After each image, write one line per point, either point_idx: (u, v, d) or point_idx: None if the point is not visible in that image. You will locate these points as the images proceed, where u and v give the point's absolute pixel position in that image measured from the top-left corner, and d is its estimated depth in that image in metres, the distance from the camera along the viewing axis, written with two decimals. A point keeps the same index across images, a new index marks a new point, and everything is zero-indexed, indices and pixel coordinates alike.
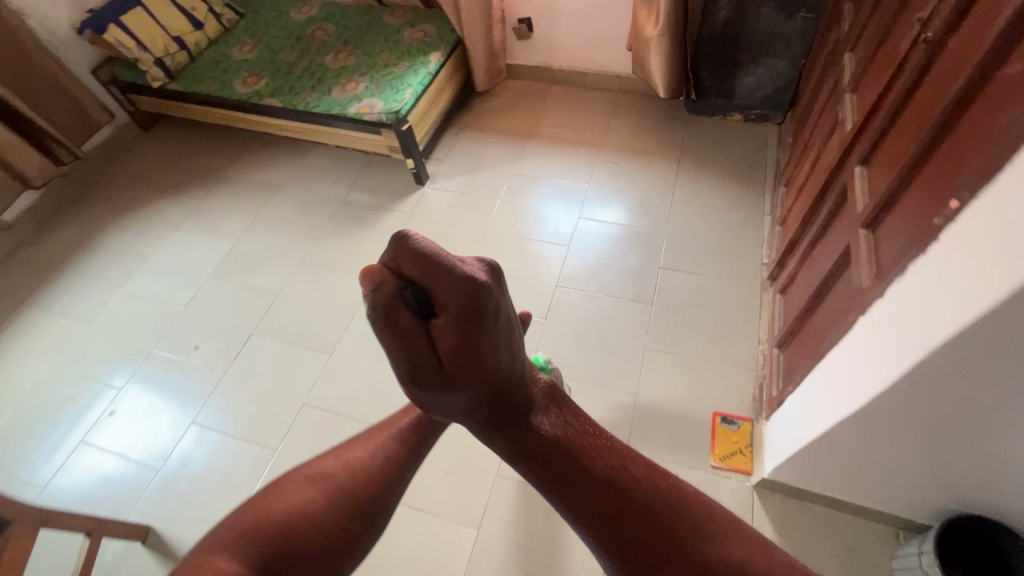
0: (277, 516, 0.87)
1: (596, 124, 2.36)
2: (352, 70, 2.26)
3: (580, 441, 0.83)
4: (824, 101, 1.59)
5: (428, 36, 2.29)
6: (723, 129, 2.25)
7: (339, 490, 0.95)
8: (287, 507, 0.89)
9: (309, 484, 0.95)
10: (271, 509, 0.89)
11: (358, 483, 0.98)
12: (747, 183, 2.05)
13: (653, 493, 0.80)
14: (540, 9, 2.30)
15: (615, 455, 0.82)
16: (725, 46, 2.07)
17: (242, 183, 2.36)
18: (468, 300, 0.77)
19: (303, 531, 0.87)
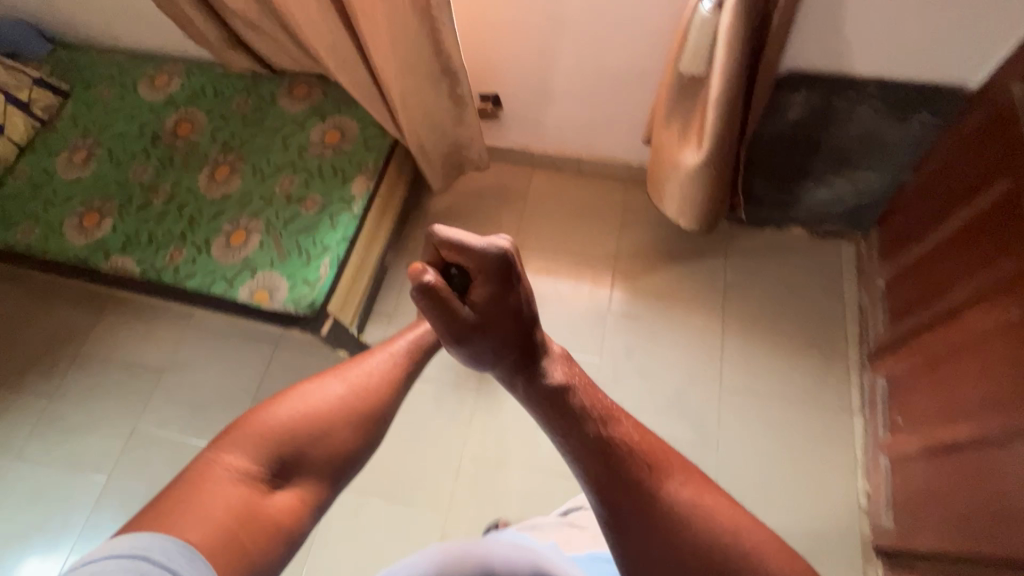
0: (280, 441, 0.73)
1: (598, 240, 1.70)
2: (237, 208, 1.51)
3: (592, 399, 0.68)
4: (990, 331, 1.00)
5: (349, 141, 1.53)
6: (781, 250, 1.61)
7: (348, 413, 0.78)
8: (293, 417, 0.75)
9: (319, 392, 0.79)
10: (266, 433, 0.73)
11: (370, 382, 0.82)
12: (819, 351, 1.47)
13: (653, 479, 0.64)
14: (515, 81, 1.56)
15: (633, 454, 0.65)
16: (792, 151, 1.40)
17: (104, 365, 1.66)
18: (506, 281, 0.71)
19: (311, 444, 0.75)
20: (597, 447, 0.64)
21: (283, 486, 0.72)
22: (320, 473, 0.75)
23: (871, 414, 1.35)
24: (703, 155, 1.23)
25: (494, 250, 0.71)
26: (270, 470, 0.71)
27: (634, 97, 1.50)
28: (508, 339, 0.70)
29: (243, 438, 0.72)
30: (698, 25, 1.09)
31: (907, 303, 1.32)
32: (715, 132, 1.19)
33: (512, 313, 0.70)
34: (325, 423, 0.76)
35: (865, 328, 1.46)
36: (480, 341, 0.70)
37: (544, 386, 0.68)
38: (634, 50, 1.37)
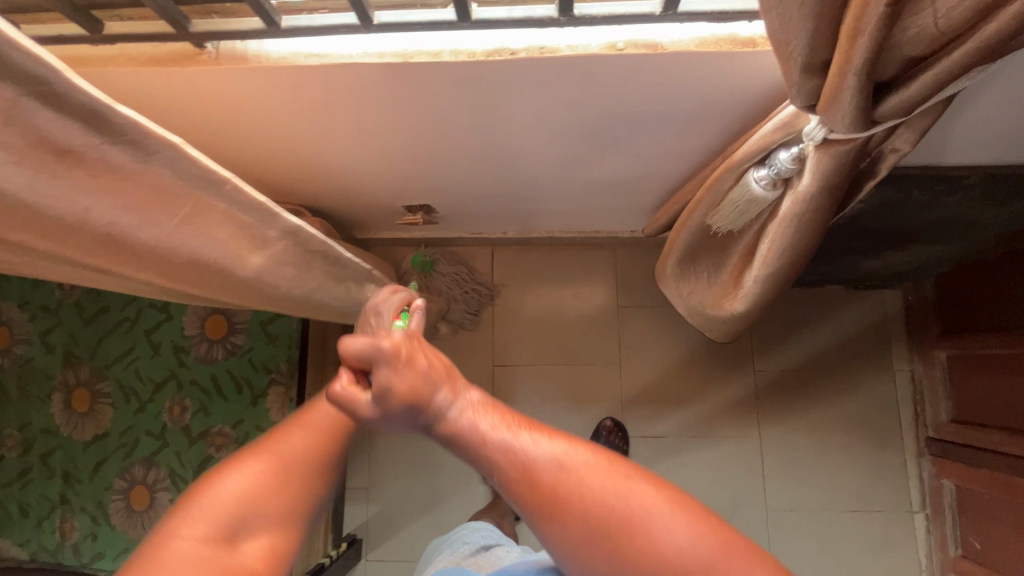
0: (247, 499, 0.47)
1: (591, 336, 1.38)
2: (123, 454, 1.11)
3: (492, 450, 0.46)
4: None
5: (241, 331, 1.09)
6: (813, 313, 1.33)
7: (340, 450, 0.53)
8: (258, 475, 0.48)
9: (286, 437, 0.52)
10: (224, 501, 0.46)
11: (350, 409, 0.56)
12: (869, 441, 1.28)
13: (534, 451, 0.46)
14: (447, 198, 1.07)
15: (507, 428, 0.47)
16: (845, 236, 1.04)
17: None
18: (403, 363, 0.45)
19: (285, 502, 0.49)
20: (471, 439, 0.46)
21: (250, 551, 0.45)
22: (295, 522, 0.49)
23: (936, 516, 1.20)
24: (739, 307, 0.84)
25: (388, 345, 0.46)
26: (226, 534, 0.45)
27: (621, 200, 1.05)
28: (419, 413, 0.46)
29: (198, 510, 0.45)
30: (741, 194, 0.68)
31: (985, 406, 1.09)
32: (756, 290, 0.80)
33: (414, 395, 0.45)
34: (298, 475, 0.50)
35: (920, 405, 1.26)
36: (388, 425, 0.46)
37: (437, 430, 0.47)
38: (623, 171, 0.91)
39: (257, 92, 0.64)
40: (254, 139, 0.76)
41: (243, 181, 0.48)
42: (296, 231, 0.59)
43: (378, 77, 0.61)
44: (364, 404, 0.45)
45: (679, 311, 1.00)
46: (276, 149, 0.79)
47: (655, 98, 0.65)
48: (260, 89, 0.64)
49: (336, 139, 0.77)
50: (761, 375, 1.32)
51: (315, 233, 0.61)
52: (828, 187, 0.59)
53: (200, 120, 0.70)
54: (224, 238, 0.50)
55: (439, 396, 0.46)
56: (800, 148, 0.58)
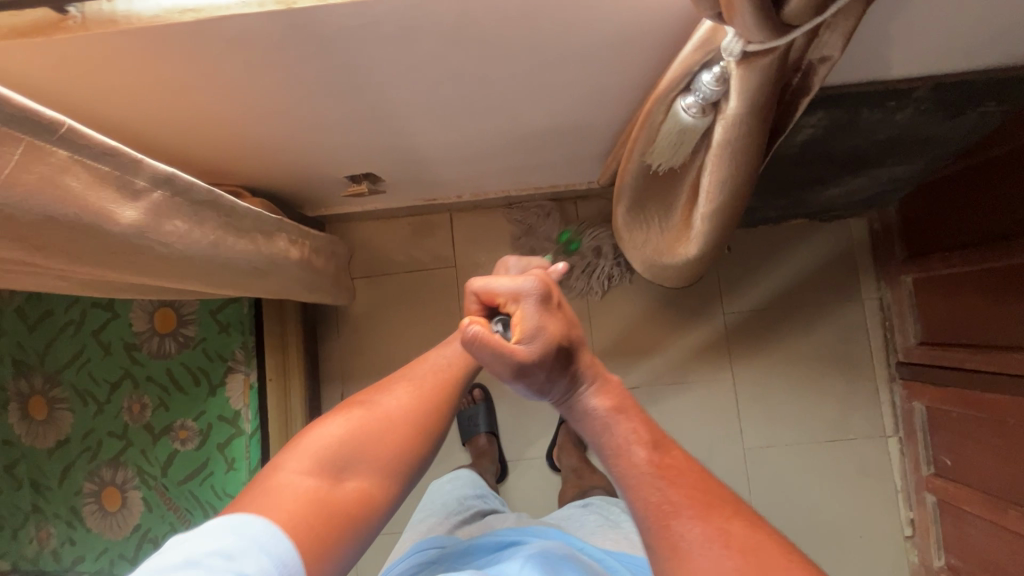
0: (353, 435, 0.61)
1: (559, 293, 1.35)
2: (88, 457, 1.08)
3: (635, 443, 0.53)
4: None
5: (191, 322, 1.05)
6: (779, 250, 1.31)
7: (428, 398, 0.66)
8: (353, 422, 0.62)
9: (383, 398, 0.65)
10: (321, 441, 0.60)
11: (443, 375, 0.69)
12: (842, 372, 1.28)
13: (674, 504, 0.47)
14: (389, 163, 1.02)
15: (619, 418, 0.55)
16: (801, 166, 1.00)
17: None
18: (551, 305, 0.60)
19: (374, 451, 0.61)
20: (613, 443, 0.54)
21: (348, 485, 0.58)
22: (388, 472, 0.62)
23: (909, 437, 1.21)
24: (694, 251, 0.81)
25: (533, 286, 0.60)
26: (330, 466, 0.58)
27: (567, 149, 1.01)
28: (554, 360, 0.56)
29: (302, 448, 0.59)
30: (672, 126, 0.65)
31: (952, 325, 1.08)
32: (707, 231, 0.77)
33: (560, 340, 0.57)
34: (383, 430, 0.62)
35: (890, 332, 1.26)
36: (525, 372, 0.55)
37: (569, 398, 0.58)
38: (562, 117, 0.87)
39: (140, 58, 0.59)
40: (159, 114, 0.71)
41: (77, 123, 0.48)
42: (163, 177, 0.60)
43: (264, 27, 0.56)
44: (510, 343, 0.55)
45: (635, 262, 0.96)
46: (186, 124, 0.74)
47: (565, 29, 0.60)
48: (135, 52, 0.58)
49: (247, 106, 0.72)
50: (732, 317, 1.31)
51: (184, 176, 0.62)
52: (755, 107, 0.55)
53: (88, 98, 0.65)
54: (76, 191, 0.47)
55: (572, 350, 0.58)
56: (721, 66, 0.54)
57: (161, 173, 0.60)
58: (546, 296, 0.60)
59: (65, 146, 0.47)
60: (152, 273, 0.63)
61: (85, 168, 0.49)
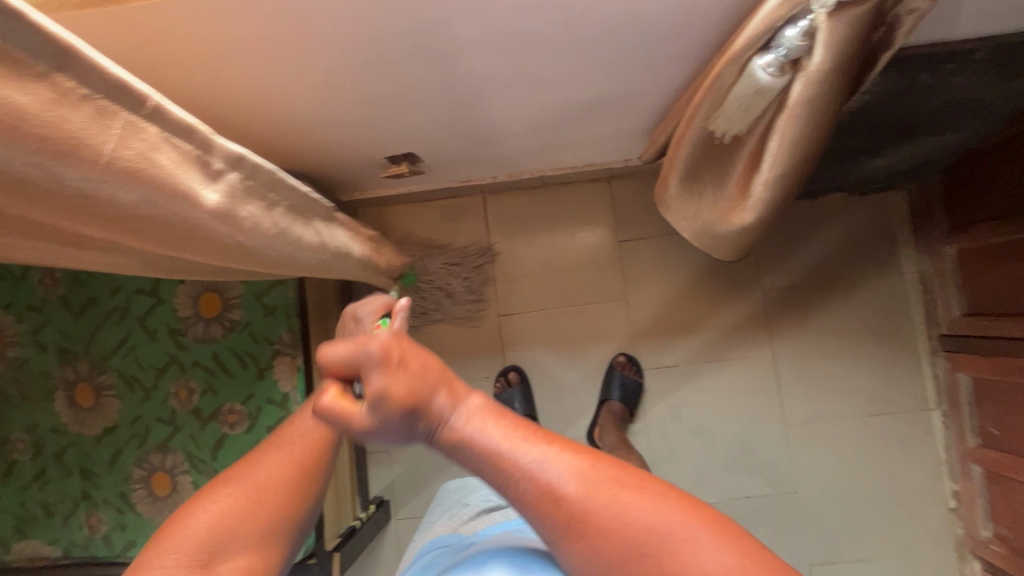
0: (237, 510, 0.56)
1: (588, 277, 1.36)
2: (137, 443, 1.09)
3: (541, 478, 0.43)
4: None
5: (237, 306, 1.05)
6: (817, 224, 1.30)
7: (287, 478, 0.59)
8: (227, 506, 0.55)
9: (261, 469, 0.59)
10: (192, 532, 0.53)
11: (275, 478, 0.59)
12: (883, 347, 1.28)
13: (582, 500, 0.42)
14: (432, 141, 1.01)
15: (519, 443, 0.44)
16: (849, 135, 0.99)
17: None
18: (391, 366, 0.42)
19: (247, 522, 0.55)
20: (521, 488, 0.43)
21: (224, 564, 0.52)
22: (271, 538, 0.57)
23: (953, 409, 1.21)
24: (749, 217, 0.80)
25: (371, 347, 0.42)
26: (202, 551, 0.52)
27: (612, 123, 1.00)
28: (411, 421, 0.43)
29: (173, 540, 0.52)
30: (746, 87, 0.65)
31: (998, 295, 1.07)
32: (766, 196, 0.76)
33: (409, 403, 0.43)
34: (252, 508, 0.56)
35: (932, 303, 1.25)
36: (385, 437, 0.44)
37: (445, 445, 0.45)
38: (613, 89, 0.86)
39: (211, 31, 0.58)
40: (219, 93, 0.71)
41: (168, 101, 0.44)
42: (241, 160, 0.55)
43: None
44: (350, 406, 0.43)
45: (683, 231, 0.96)
46: (244, 103, 0.74)
47: None
48: (204, 22, 0.57)
49: (306, 82, 0.72)
50: (770, 293, 1.31)
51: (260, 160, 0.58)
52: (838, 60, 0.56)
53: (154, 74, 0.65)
54: (169, 164, 0.46)
55: (427, 403, 0.44)
56: (808, 21, 0.55)
57: (241, 158, 0.55)
58: (391, 358, 0.42)
59: (159, 123, 0.44)
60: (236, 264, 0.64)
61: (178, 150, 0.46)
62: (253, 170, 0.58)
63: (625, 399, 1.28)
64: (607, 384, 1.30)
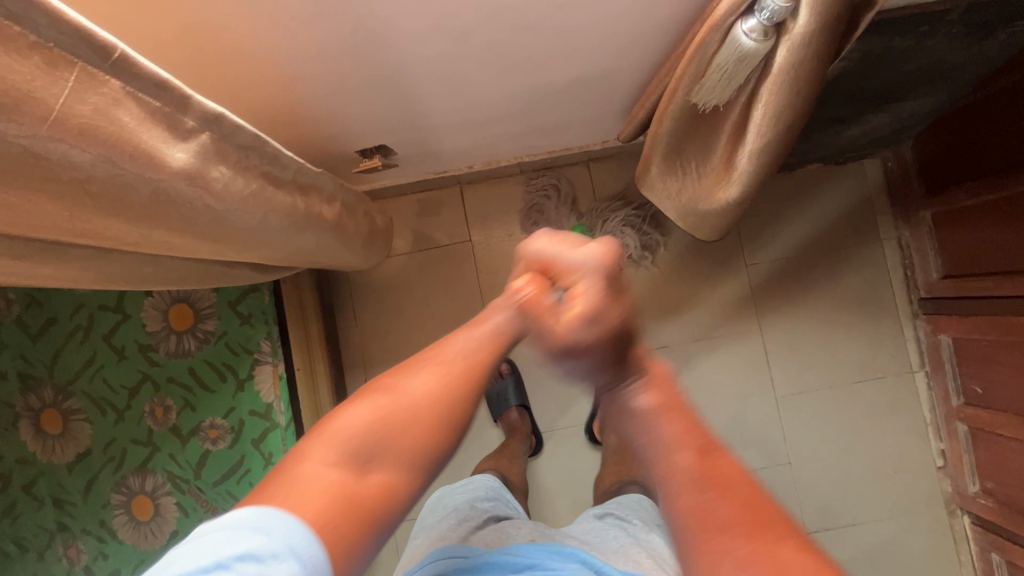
0: (388, 413, 0.54)
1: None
2: (113, 467, 1.03)
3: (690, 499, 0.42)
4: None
5: (209, 317, 1.00)
6: (797, 197, 1.31)
7: (436, 394, 0.55)
8: (384, 412, 0.54)
9: (416, 375, 0.56)
10: (341, 432, 0.52)
11: (440, 391, 0.56)
12: (865, 313, 1.29)
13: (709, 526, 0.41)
14: (404, 132, 0.97)
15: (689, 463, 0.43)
16: (825, 106, 0.99)
17: None
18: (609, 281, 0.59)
19: (399, 437, 0.53)
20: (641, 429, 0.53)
21: (373, 479, 0.52)
22: (418, 461, 0.54)
23: (936, 371, 1.23)
24: (735, 193, 0.81)
25: None
26: (360, 455, 0.52)
27: (588, 103, 0.97)
28: None
29: (331, 438, 0.52)
30: (729, 55, 0.63)
31: (976, 256, 1.09)
32: (751, 169, 0.76)
33: None
34: (408, 421, 0.54)
35: (911, 269, 1.27)
36: None
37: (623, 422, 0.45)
38: (587, 67, 0.83)
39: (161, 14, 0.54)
40: None
41: (130, 49, 0.42)
42: (219, 119, 0.54)
43: None
44: (544, 304, 0.60)
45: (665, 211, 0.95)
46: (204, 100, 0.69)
47: None
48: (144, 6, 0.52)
49: (268, 74, 0.67)
50: (754, 268, 1.31)
51: (239, 122, 0.56)
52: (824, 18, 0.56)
53: None
54: None
55: None
56: None
57: (210, 114, 0.52)
58: None
59: (124, 74, 0.42)
60: (208, 237, 0.61)
61: (138, 104, 0.44)
62: (230, 132, 0.56)
63: None
64: None
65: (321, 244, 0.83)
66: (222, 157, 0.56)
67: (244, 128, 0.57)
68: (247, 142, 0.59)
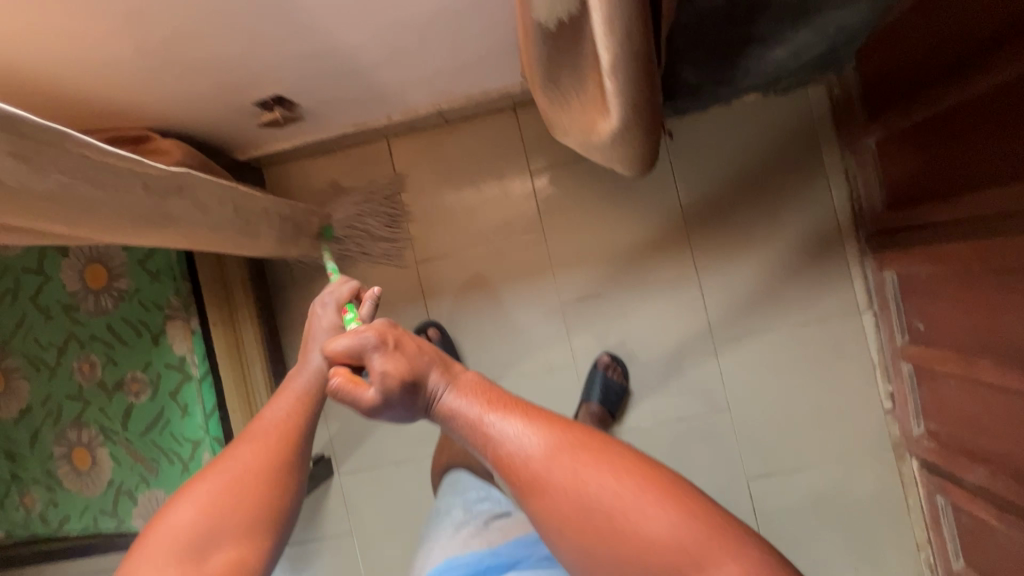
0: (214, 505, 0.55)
1: (449, 194, 1.33)
2: (52, 421, 1.09)
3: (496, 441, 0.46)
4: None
5: (122, 275, 1.03)
6: (735, 131, 1.24)
7: (264, 473, 0.58)
8: (208, 504, 0.55)
9: (232, 459, 0.59)
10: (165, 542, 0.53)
11: (266, 466, 0.59)
12: (809, 253, 1.23)
13: (517, 433, 0.46)
14: (291, 76, 0.97)
15: (496, 413, 0.47)
16: (729, 26, 0.93)
17: None
18: (390, 350, 0.48)
19: (232, 518, 0.55)
20: (466, 429, 0.48)
21: (214, 559, 0.53)
22: (259, 532, 0.57)
23: (882, 309, 1.16)
24: (615, 118, 0.75)
25: (370, 334, 0.48)
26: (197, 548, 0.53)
27: (474, 34, 0.94)
28: (411, 391, 0.48)
29: (153, 548, 0.52)
30: None
31: (915, 182, 1.01)
32: (622, 88, 0.70)
33: (408, 375, 0.47)
34: (239, 499, 0.56)
35: (860, 203, 1.19)
36: (392, 410, 0.48)
37: (437, 414, 0.49)
38: None
39: None
40: None
41: None
42: None
43: None
44: (363, 389, 0.47)
45: (586, 155, 0.96)
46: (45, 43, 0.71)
47: None
48: None
49: None
50: (691, 210, 1.26)
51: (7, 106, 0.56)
52: None
53: None
54: None
55: (422, 374, 0.49)
56: None
57: None
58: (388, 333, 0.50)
59: None
60: (46, 218, 0.63)
61: None
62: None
63: (606, 401, 1.22)
64: (588, 385, 1.24)
65: (187, 237, 0.86)
66: (21, 127, 0.58)
67: (32, 118, 0.59)
68: (32, 131, 0.59)
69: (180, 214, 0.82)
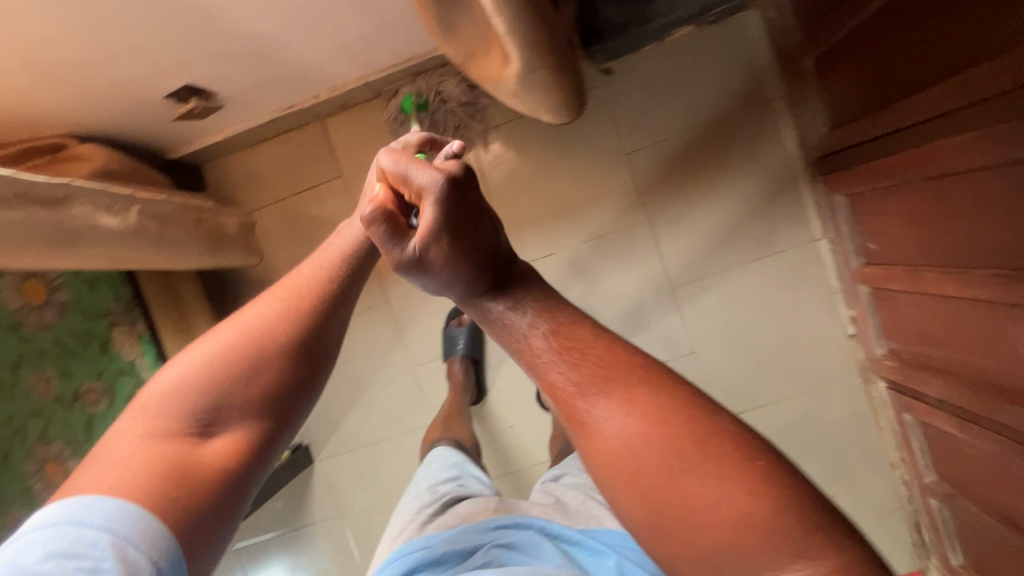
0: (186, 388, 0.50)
1: None
2: None
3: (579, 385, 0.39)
4: (1002, 207, 0.72)
5: (64, 289, 1.06)
6: (672, 69, 1.19)
7: (261, 344, 0.53)
8: (208, 363, 0.51)
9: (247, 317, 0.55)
10: (116, 458, 0.47)
11: (270, 337, 0.54)
12: (759, 185, 1.20)
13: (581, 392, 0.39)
14: (196, 62, 0.93)
15: (578, 350, 0.40)
16: None
17: None
18: (450, 216, 0.42)
19: (233, 380, 0.51)
20: (520, 341, 0.41)
21: (216, 442, 0.50)
22: (273, 402, 0.53)
23: (837, 233, 1.14)
24: (518, 60, 0.73)
25: (441, 179, 0.42)
26: (193, 425, 0.49)
27: None
28: (473, 271, 0.43)
29: (158, 398, 0.50)
30: None
31: (855, 98, 0.98)
32: (517, 26, 0.66)
33: (469, 253, 0.42)
34: (241, 362, 0.52)
35: (805, 129, 1.15)
36: (427, 275, 0.43)
37: (494, 319, 0.43)
38: None
39: None
40: None
41: None
42: None
43: None
44: (409, 235, 0.43)
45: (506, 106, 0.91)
46: None
47: None
48: None
49: None
50: (636, 156, 1.22)
51: None
52: None
53: None
54: None
55: (493, 260, 0.44)
56: None
57: None
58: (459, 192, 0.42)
59: None
60: None
61: None
62: None
63: None
64: None
65: (103, 254, 0.89)
66: None
67: None
68: None
69: (84, 227, 0.84)
